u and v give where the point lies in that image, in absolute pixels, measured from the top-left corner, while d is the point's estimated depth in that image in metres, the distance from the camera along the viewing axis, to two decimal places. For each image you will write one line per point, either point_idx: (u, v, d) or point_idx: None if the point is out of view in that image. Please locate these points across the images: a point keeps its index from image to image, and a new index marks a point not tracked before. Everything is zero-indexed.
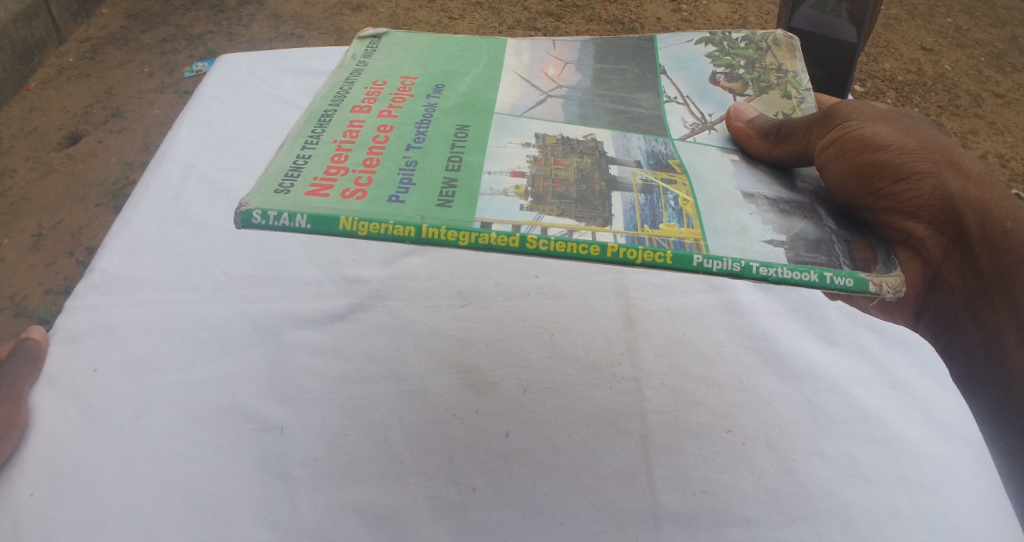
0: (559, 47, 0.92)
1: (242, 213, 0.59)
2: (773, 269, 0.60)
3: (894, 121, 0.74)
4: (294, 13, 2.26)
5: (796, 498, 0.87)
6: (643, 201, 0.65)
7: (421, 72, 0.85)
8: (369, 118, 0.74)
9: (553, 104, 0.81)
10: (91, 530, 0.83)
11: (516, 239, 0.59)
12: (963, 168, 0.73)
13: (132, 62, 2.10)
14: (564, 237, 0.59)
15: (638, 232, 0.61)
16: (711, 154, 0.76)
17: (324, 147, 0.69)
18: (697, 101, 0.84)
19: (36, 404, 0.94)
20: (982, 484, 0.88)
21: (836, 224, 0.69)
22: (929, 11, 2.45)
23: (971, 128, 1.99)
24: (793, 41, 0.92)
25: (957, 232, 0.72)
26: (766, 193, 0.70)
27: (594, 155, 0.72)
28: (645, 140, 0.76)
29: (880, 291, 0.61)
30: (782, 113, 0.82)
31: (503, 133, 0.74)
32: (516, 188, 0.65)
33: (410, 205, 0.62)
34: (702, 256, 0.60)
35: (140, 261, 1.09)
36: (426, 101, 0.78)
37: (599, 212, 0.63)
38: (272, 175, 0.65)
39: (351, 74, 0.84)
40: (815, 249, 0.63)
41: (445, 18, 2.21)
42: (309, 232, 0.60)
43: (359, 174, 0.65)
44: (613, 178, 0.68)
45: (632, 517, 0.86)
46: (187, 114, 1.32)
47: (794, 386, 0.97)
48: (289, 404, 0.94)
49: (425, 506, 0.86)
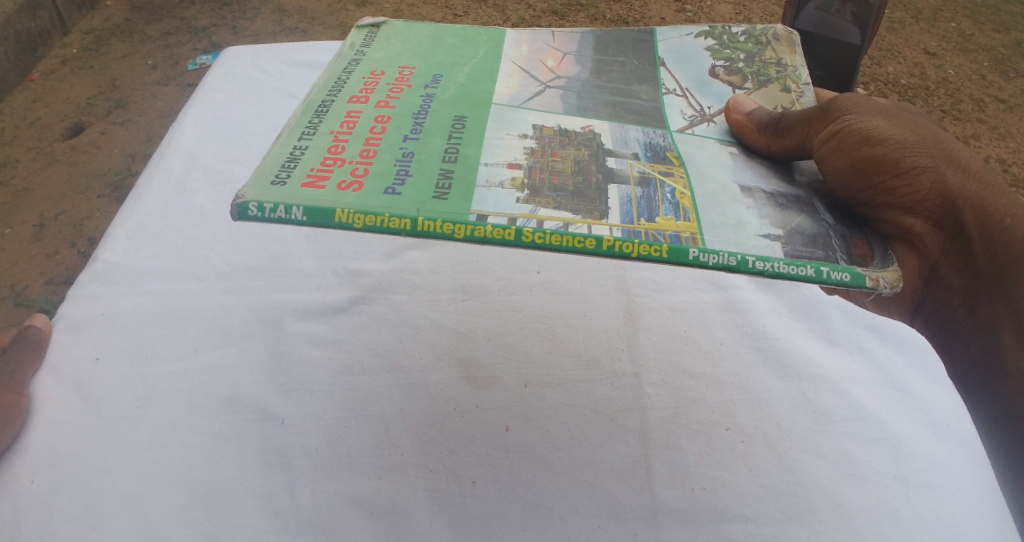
0: (559, 39, 0.92)
1: (238, 205, 0.60)
2: (769, 264, 0.60)
3: (892, 116, 0.74)
4: (299, 7, 2.26)
5: (795, 495, 0.87)
6: (640, 194, 0.65)
7: (420, 63, 0.85)
8: (367, 108, 0.75)
9: (552, 96, 0.81)
10: (91, 518, 0.83)
11: (511, 232, 0.59)
12: (961, 163, 0.73)
13: (136, 54, 2.10)
14: (559, 231, 0.60)
15: (634, 226, 0.61)
16: (709, 147, 0.76)
17: (321, 139, 0.69)
18: (697, 94, 0.84)
19: (38, 392, 0.94)
20: (982, 485, 0.88)
21: (833, 219, 0.69)
22: (934, 15, 2.46)
23: (973, 133, 1.99)
24: (793, 36, 0.92)
25: (954, 227, 0.73)
26: (764, 188, 0.71)
27: (591, 147, 0.73)
28: (643, 132, 0.76)
29: (875, 286, 0.61)
30: (781, 107, 0.83)
31: (501, 124, 0.74)
32: (513, 180, 0.65)
33: (406, 197, 0.62)
34: (697, 250, 0.60)
35: (143, 250, 1.10)
36: (424, 93, 0.78)
37: (595, 205, 0.63)
38: (269, 166, 0.65)
39: (349, 64, 0.84)
40: (812, 243, 0.63)
41: (450, 15, 2.21)
42: (304, 225, 0.60)
43: (356, 166, 0.65)
44: (610, 170, 0.68)
45: (631, 513, 0.86)
46: (192, 104, 1.32)
47: (794, 384, 0.97)
48: (290, 395, 0.95)
49: (424, 499, 0.86)
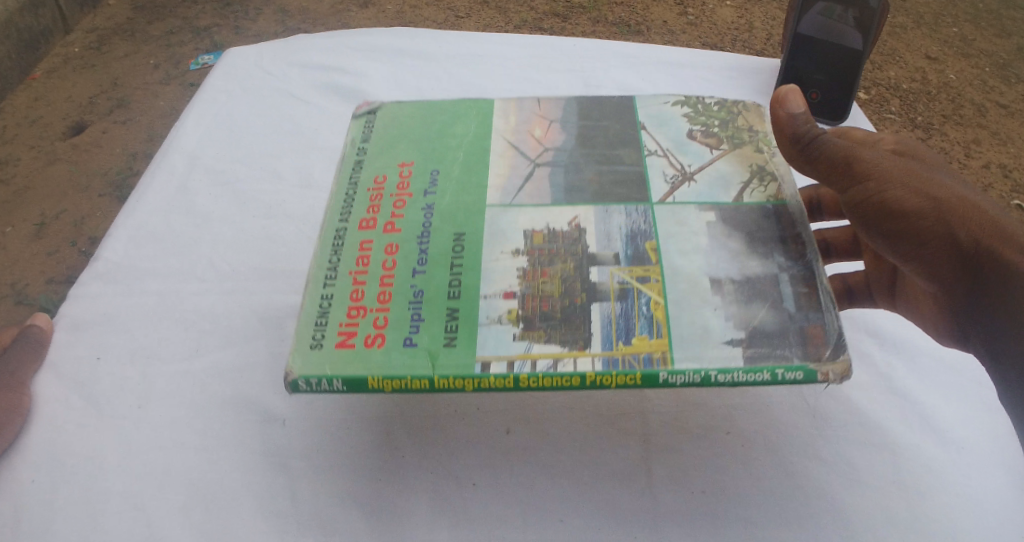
0: (546, 106, 1.00)
1: (290, 381, 0.70)
2: (730, 373, 0.69)
3: (914, 172, 0.83)
4: (300, 8, 2.26)
5: (795, 497, 0.87)
6: (619, 310, 0.73)
7: (418, 157, 0.92)
8: (378, 235, 0.82)
9: (541, 177, 0.89)
10: (93, 518, 0.83)
11: (509, 379, 0.69)
12: (982, 214, 0.81)
13: (139, 52, 2.11)
14: (549, 370, 0.69)
15: (613, 352, 0.70)
16: (687, 221, 0.82)
17: (342, 281, 0.78)
18: (676, 154, 0.92)
19: (38, 390, 0.94)
20: (983, 491, 0.88)
21: (795, 306, 0.73)
22: (937, 17, 2.47)
23: (974, 138, 2.03)
24: (763, 108, 0.99)
25: (965, 261, 0.82)
26: (735, 275, 0.76)
27: (577, 254, 0.79)
28: (625, 216, 0.83)
29: (825, 379, 0.68)
30: (753, 166, 0.90)
31: (495, 237, 0.82)
32: (508, 313, 0.74)
33: (422, 347, 0.72)
34: (667, 373, 0.69)
35: (144, 250, 1.10)
36: (425, 204, 0.86)
37: (581, 331, 0.72)
38: (303, 325, 0.74)
39: (354, 168, 0.91)
40: (773, 338, 0.71)
41: (451, 16, 2.23)
42: (344, 392, 0.71)
43: (377, 315, 0.74)
44: (593, 286, 0.76)
45: (632, 517, 0.86)
46: (195, 106, 1.35)
47: (794, 390, 0.96)
48: (292, 397, 0.94)
49: (423, 500, 0.86)
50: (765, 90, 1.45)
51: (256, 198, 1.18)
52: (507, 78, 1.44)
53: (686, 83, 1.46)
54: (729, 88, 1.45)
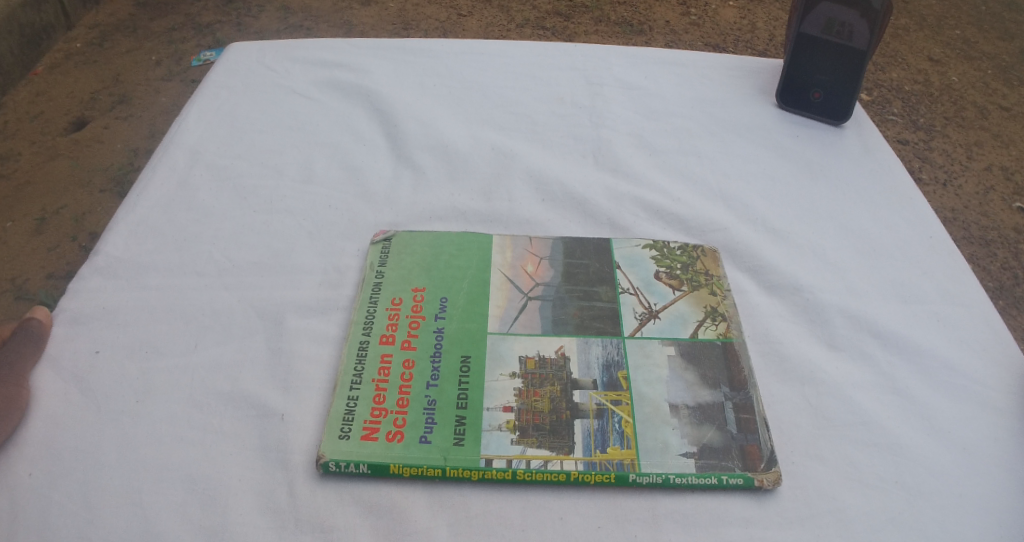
0: (537, 243, 1.09)
1: (321, 464, 0.82)
2: (685, 477, 0.82)
3: None
4: (304, 6, 2.49)
5: (795, 499, 0.82)
6: (596, 426, 0.85)
7: (428, 282, 1.02)
8: (395, 351, 0.93)
9: (533, 310, 0.98)
10: (88, 513, 0.80)
11: (509, 472, 0.81)
12: None
13: (172, 57, 2.34)
14: (541, 468, 0.82)
15: (592, 457, 0.83)
16: (652, 352, 0.94)
17: (366, 388, 0.89)
18: (646, 292, 1.02)
19: (38, 385, 0.92)
20: (994, 493, 0.84)
21: (738, 425, 0.87)
22: (939, 22, 2.67)
23: (977, 140, 2.18)
24: (718, 253, 1.09)
25: None
26: (689, 401, 0.89)
27: (563, 378, 0.90)
28: (602, 345, 0.94)
29: (761, 485, 0.82)
30: (708, 308, 1.01)
31: (494, 362, 0.91)
32: (507, 422, 0.85)
33: (435, 445, 0.83)
34: (635, 474, 0.82)
35: (144, 245, 1.09)
36: (435, 327, 0.95)
37: (565, 441, 0.84)
38: (333, 419, 0.86)
39: (372, 291, 1.01)
40: (718, 453, 0.84)
41: (454, 14, 2.40)
42: (369, 475, 0.82)
43: (396, 415, 0.86)
44: (576, 405, 0.88)
45: (631, 515, 0.80)
46: (196, 101, 1.34)
47: (796, 389, 0.93)
48: (290, 391, 0.91)
49: (421, 498, 0.81)
50: (768, 88, 1.44)
51: (258, 193, 1.18)
52: (510, 73, 1.44)
53: (689, 81, 1.45)
54: (733, 87, 1.44)
